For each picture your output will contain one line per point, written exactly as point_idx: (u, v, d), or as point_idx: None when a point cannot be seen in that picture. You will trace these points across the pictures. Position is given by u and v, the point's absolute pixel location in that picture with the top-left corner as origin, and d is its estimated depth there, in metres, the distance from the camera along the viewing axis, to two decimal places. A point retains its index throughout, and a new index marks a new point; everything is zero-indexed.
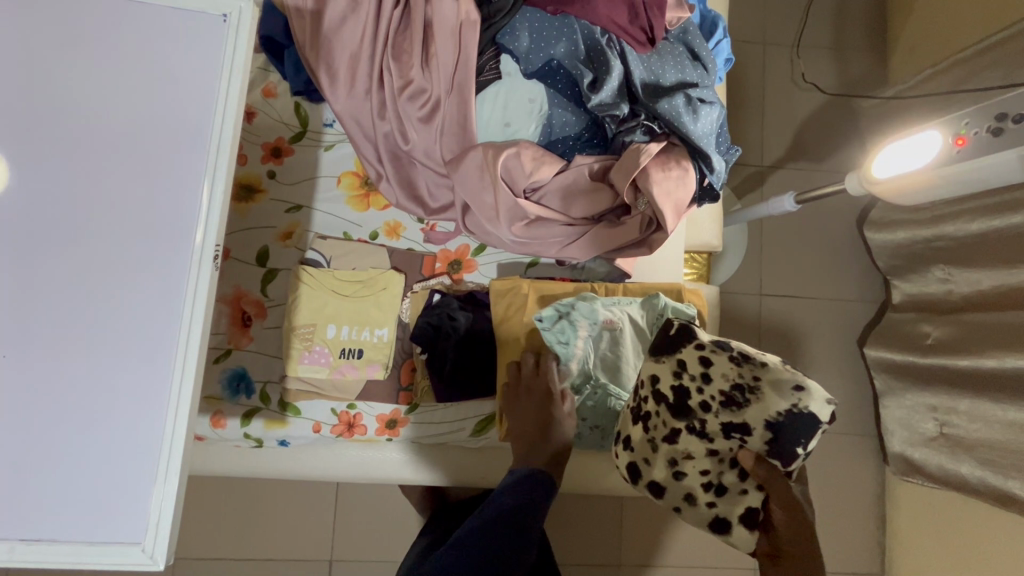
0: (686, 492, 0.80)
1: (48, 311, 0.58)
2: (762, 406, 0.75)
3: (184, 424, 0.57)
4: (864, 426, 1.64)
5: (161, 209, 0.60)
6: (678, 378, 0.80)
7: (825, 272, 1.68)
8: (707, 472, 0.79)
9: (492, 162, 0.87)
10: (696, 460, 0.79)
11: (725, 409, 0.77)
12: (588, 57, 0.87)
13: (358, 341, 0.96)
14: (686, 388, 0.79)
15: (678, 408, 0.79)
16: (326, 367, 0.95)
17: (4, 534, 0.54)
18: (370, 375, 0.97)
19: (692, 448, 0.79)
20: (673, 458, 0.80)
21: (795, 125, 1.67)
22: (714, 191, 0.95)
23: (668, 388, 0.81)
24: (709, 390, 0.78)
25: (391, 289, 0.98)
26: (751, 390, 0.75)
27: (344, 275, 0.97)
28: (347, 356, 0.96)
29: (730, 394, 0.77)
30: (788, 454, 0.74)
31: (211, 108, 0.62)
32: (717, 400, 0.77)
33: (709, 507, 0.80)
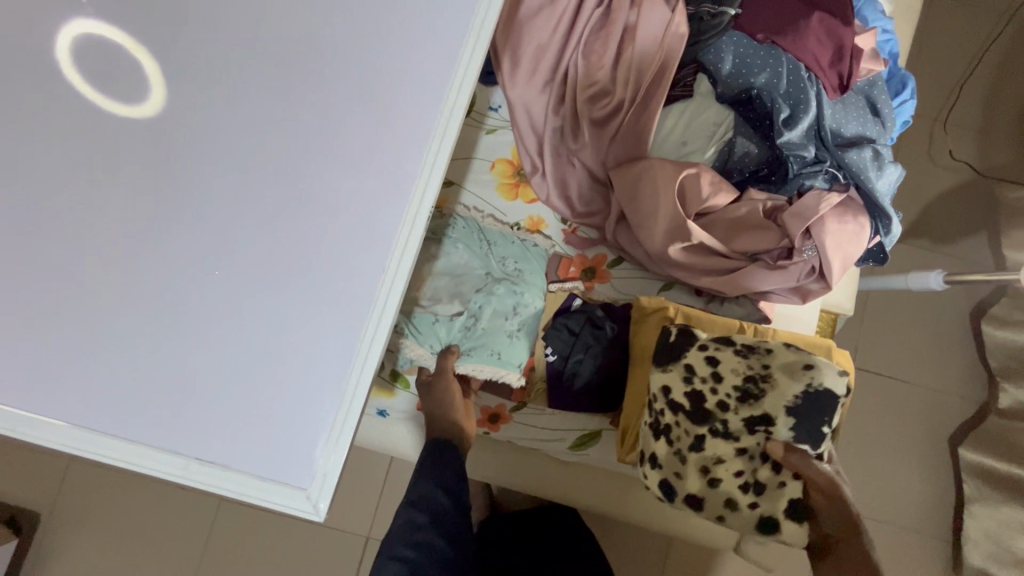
0: (725, 498, 0.77)
1: (261, 239, 0.58)
2: (779, 393, 0.76)
3: (367, 379, 0.56)
4: (941, 530, 1.53)
5: (384, 159, 0.59)
6: (689, 383, 0.79)
7: (928, 359, 1.59)
8: (741, 472, 0.77)
9: (669, 176, 0.85)
10: (728, 463, 0.77)
11: (743, 404, 0.77)
12: (786, 92, 0.84)
13: None
14: (700, 392, 0.79)
15: (696, 414, 0.78)
16: None
17: (181, 449, 0.55)
18: None
19: (720, 452, 0.77)
20: (704, 465, 0.77)
21: (923, 202, 1.60)
22: (881, 253, 0.90)
23: (682, 396, 0.79)
24: (724, 388, 0.78)
25: None
26: (764, 379, 0.77)
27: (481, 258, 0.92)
28: None
29: (744, 387, 0.77)
30: (814, 435, 0.75)
31: (450, 68, 0.60)
32: (733, 398, 0.78)
33: (752, 508, 0.76)
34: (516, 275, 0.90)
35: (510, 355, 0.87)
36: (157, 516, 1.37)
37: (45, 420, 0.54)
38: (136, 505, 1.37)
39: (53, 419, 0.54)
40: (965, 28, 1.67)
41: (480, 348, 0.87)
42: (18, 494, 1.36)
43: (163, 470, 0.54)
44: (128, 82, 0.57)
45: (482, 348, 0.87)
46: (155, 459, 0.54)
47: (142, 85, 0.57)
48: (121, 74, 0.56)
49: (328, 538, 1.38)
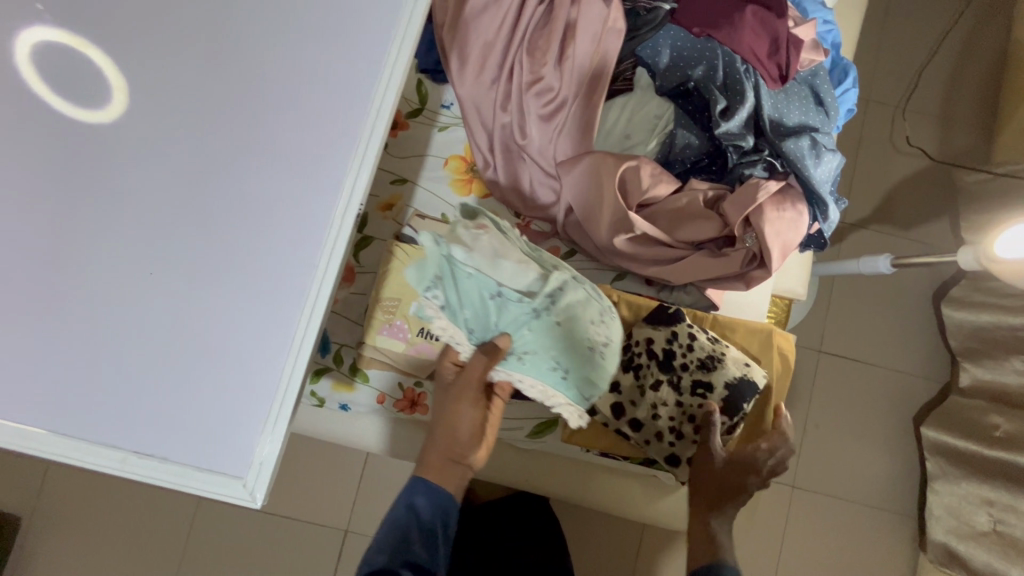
0: (655, 434, 0.84)
1: (196, 240, 0.60)
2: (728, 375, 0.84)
3: (299, 373, 0.58)
4: (907, 507, 1.56)
5: (316, 159, 0.62)
6: (669, 341, 0.85)
7: (892, 342, 1.62)
8: (672, 418, 0.84)
9: (611, 170, 0.87)
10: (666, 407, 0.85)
11: (698, 372, 0.84)
12: (723, 83, 0.87)
13: None
14: (674, 349, 0.85)
15: (664, 364, 0.85)
16: (403, 342, 0.93)
17: (121, 443, 0.57)
18: None
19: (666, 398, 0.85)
20: (654, 403, 0.84)
21: (884, 188, 1.62)
22: (821, 239, 0.93)
23: (660, 348, 0.85)
24: (692, 355, 0.84)
25: None
26: (720, 355, 0.84)
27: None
28: (425, 335, 0.93)
29: (707, 361, 0.84)
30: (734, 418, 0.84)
31: (377, 69, 0.63)
32: (694, 364, 0.84)
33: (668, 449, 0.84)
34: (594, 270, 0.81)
35: (569, 361, 0.76)
36: (136, 515, 1.39)
37: None
38: (115, 507, 1.39)
39: None
40: (922, 16, 1.70)
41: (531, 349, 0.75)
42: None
43: (103, 466, 0.56)
44: (88, 87, 0.59)
45: (545, 351, 0.75)
46: (95, 455, 0.56)
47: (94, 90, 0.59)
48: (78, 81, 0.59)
49: (307, 533, 1.40)
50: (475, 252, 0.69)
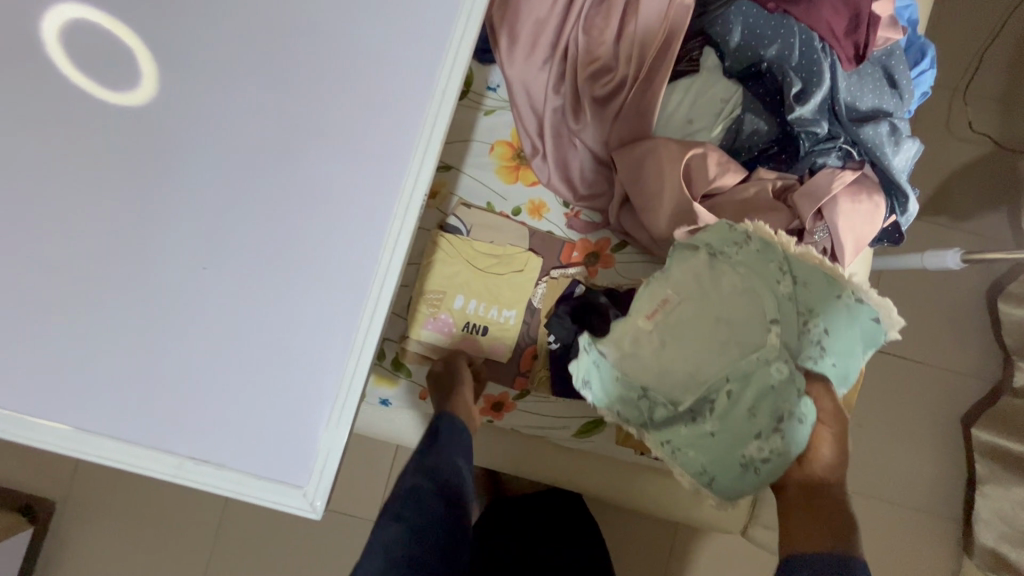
0: None
1: (251, 232, 0.56)
2: None
3: (361, 376, 0.54)
4: (953, 509, 1.51)
5: (375, 144, 0.56)
6: None
7: (942, 339, 1.55)
8: None
9: (676, 157, 0.82)
10: None
11: None
12: (798, 64, 0.80)
13: (485, 317, 0.91)
14: None
15: None
16: (448, 337, 0.91)
17: (175, 448, 0.54)
18: (493, 354, 0.92)
19: None
20: None
21: (940, 176, 1.54)
22: (897, 233, 0.86)
23: None
24: None
25: (528, 270, 0.91)
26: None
27: (484, 247, 0.91)
28: (470, 330, 0.91)
29: None
30: None
31: (440, 43, 0.56)
32: None
33: None
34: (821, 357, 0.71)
35: (711, 462, 0.72)
36: (167, 501, 1.39)
37: (39, 420, 0.53)
38: (147, 493, 1.39)
39: (38, 419, 0.53)
40: None
41: (676, 426, 0.75)
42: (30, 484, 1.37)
43: (156, 470, 0.53)
44: (116, 69, 0.54)
45: (699, 445, 0.73)
46: (148, 459, 0.53)
47: (120, 67, 0.54)
48: (103, 63, 0.54)
49: (336, 524, 1.39)
50: (650, 332, 0.79)
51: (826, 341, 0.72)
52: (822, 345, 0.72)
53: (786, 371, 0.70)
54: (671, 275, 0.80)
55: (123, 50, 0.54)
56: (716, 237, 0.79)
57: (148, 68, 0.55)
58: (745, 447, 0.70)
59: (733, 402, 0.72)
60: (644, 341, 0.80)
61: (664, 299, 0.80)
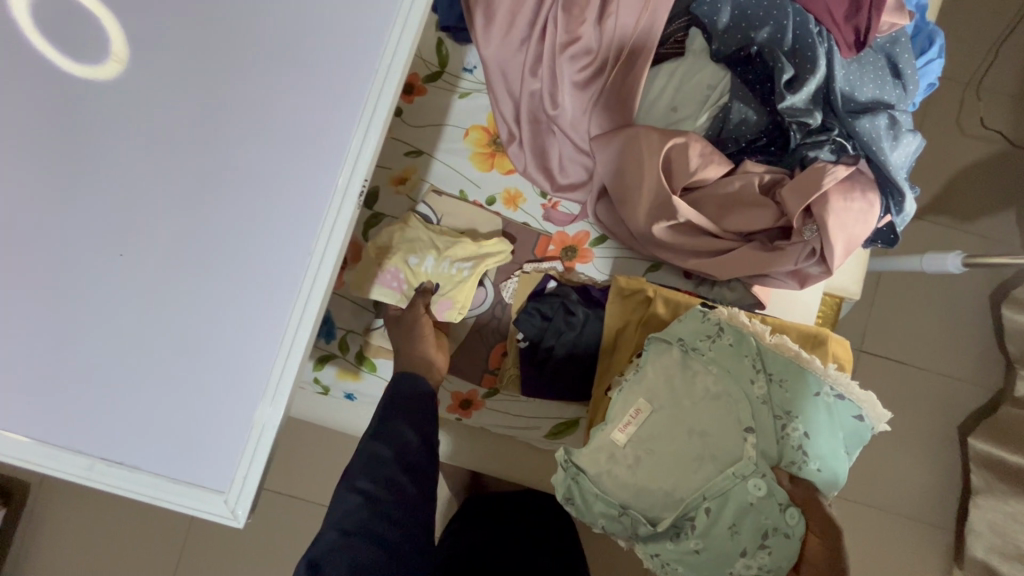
0: None
1: (174, 218, 0.51)
2: None
3: (290, 375, 0.50)
4: (945, 519, 1.46)
5: (312, 126, 0.52)
6: None
7: (941, 345, 1.50)
8: None
9: (656, 147, 0.77)
10: None
11: None
12: (791, 49, 0.75)
13: (439, 274, 0.84)
14: None
15: None
16: (397, 292, 0.84)
17: (86, 448, 0.50)
18: (436, 309, 0.85)
19: None
20: None
21: (947, 174, 1.46)
22: (892, 234, 0.81)
23: None
24: None
25: (494, 255, 0.85)
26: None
27: (450, 230, 0.87)
28: (421, 285, 0.84)
29: None
30: None
31: (386, 19, 0.52)
32: None
33: None
34: (805, 460, 0.65)
35: None
36: None
37: None
38: None
39: None
40: None
41: (663, 545, 0.66)
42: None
43: (68, 472, 0.50)
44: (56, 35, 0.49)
45: (688, 562, 0.66)
46: (56, 461, 0.49)
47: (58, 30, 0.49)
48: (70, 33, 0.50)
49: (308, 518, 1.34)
50: (621, 450, 0.69)
51: (808, 445, 0.66)
52: (804, 450, 0.66)
53: (765, 484, 0.64)
54: (645, 381, 0.71)
55: (82, 15, 0.50)
56: (688, 331, 0.73)
57: (115, 30, 0.50)
58: (733, 563, 0.64)
59: (715, 522, 0.64)
60: (619, 457, 0.69)
61: (636, 410, 0.70)
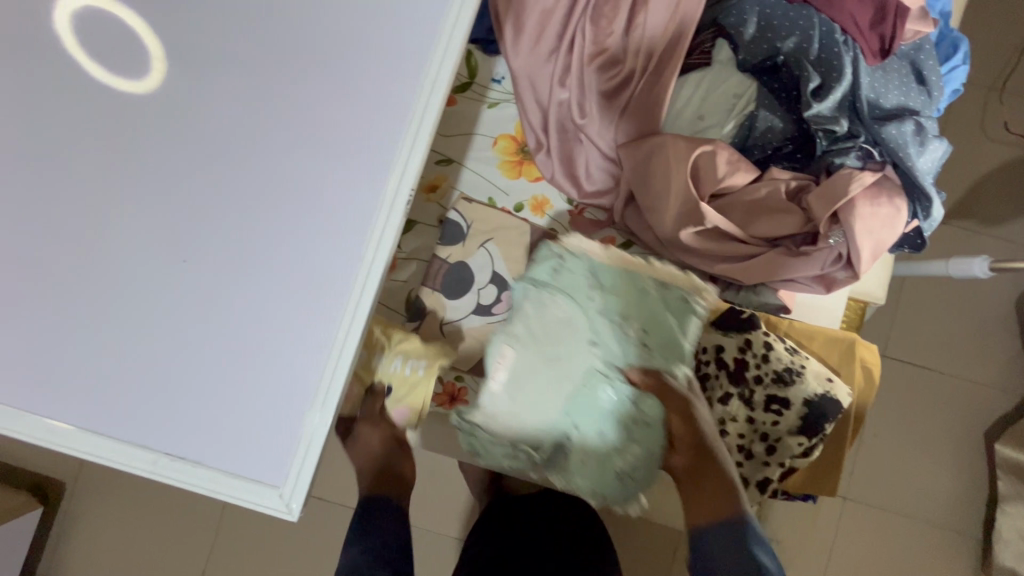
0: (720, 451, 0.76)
1: (233, 227, 0.54)
2: (804, 388, 0.74)
3: (342, 375, 0.53)
4: (972, 527, 1.45)
5: (362, 139, 0.55)
6: (741, 355, 0.76)
7: (967, 350, 1.48)
8: (741, 436, 0.76)
9: (683, 154, 0.79)
10: (735, 424, 0.76)
11: (773, 385, 0.74)
12: (817, 58, 0.76)
13: (387, 376, 0.81)
14: (744, 362, 0.76)
15: (733, 377, 0.76)
16: (349, 400, 0.82)
17: (152, 444, 0.53)
18: (394, 416, 0.82)
19: (735, 412, 0.76)
20: (722, 419, 0.76)
21: (972, 179, 1.46)
22: (920, 238, 0.81)
23: (729, 359, 0.76)
24: (766, 368, 0.75)
25: (436, 351, 0.82)
26: (800, 370, 0.74)
27: (388, 326, 0.82)
28: (369, 395, 0.81)
29: (781, 372, 0.74)
30: (813, 435, 0.74)
31: (431, 37, 0.55)
32: (768, 378, 0.75)
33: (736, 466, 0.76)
34: (642, 349, 0.77)
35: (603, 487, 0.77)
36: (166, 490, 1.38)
37: (18, 412, 0.52)
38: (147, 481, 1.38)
39: (19, 411, 0.52)
40: None
41: (559, 469, 0.78)
42: (9, 458, 1.30)
43: (134, 466, 0.53)
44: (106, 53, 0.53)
45: (587, 470, 0.78)
46: (125, 455, 0.53)
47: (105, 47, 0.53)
48: (113, 51, 0.53)
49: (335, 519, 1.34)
50: (496, 393, 0.78)
51: (645, 339, 0.78)
52: (643, 343, 0.78)
53: (609, 386, 0.77)
54: (538, 319, 0.80)
55: (125, 33, 0.53)
56: (538, 271, 0.81)
57: (154, 48, 0.54)
58: (620, 466, 0.77)
59: (577, 422, 0.77)
60: (512, 399, 0.78)
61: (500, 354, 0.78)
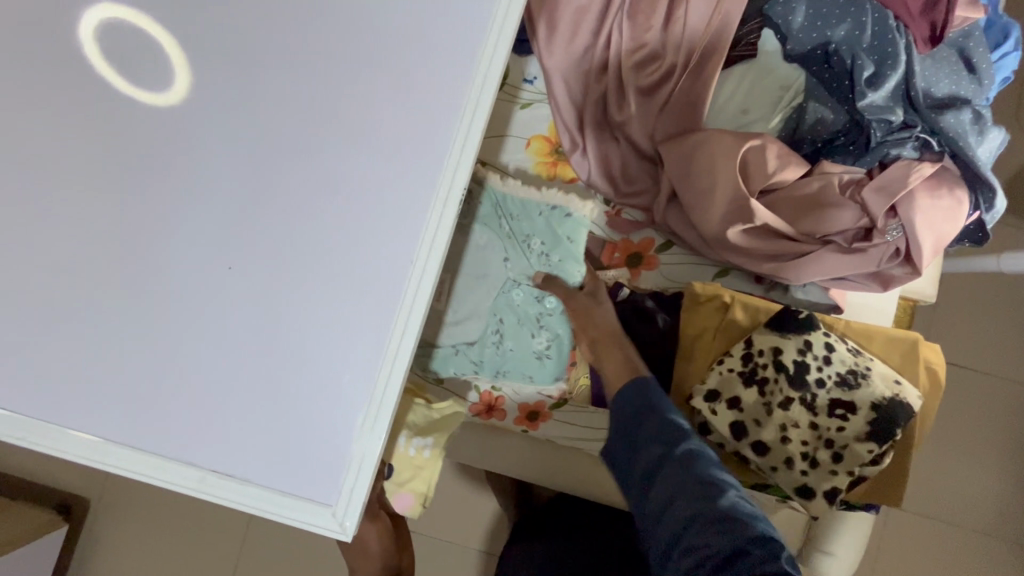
0: (784, 459, 0.72)
1: (279, 231, 0.52)
2: (871, 390, 0.71)
3: (396, 384, 0.50)
4: (1023, 535, 1.38)
5: (410, 135, 0.52)
6: (803, 357, 0.72)
7: (1011, 349, 1.43)
8: (806, 443, 0.72)
9: (730, 150, 0.76)
10: (800, 430, 0.71)
11: (838, 388, 0.71)
12: (871, 45, 0.73)
13: (394, 459, 0.83)
14: (807, 365, 0.72)
15: (796, 381, 0.72)
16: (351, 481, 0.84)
17: (198, 461, 0.50)
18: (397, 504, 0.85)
19: (798, 417, 0.71)
20: (785, 425, 0.71)
21: (1011, 173, 1.41)
22: (983, 232, 0.77)
23: (791, 361, 0.72)
24: (829, 370, 0.72)
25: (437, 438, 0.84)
26: (865, 371, 0.71)
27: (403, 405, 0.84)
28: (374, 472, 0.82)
29: (845, 375, 0.71)
30: (884, 439, 0.70)
31: (482, 30, 0.53)
32: (831, 381, 0.72)
33: (802, 475, 0.71)
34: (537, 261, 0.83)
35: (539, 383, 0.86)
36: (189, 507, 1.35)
37: (59, 429, 0.50)
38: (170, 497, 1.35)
39: (60, 427, 0.50)
40: None
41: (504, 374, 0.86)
42: (33, 475, 1.28)
43: (179, 484, 0.50)
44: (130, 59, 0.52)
45: (526, 369, 0.85)
46: (164, 470, 0.50)
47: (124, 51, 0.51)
48: (134, 52, 0.52)
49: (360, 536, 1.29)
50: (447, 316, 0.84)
51: (547, 252, 0.83)
52: (546, 255, 0.83)
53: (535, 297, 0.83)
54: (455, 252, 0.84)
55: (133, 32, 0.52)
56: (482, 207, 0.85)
57: (167, 38, 0.52)
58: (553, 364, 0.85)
59: (517, 331, 0.84)
60: (459, 316, 0.84)
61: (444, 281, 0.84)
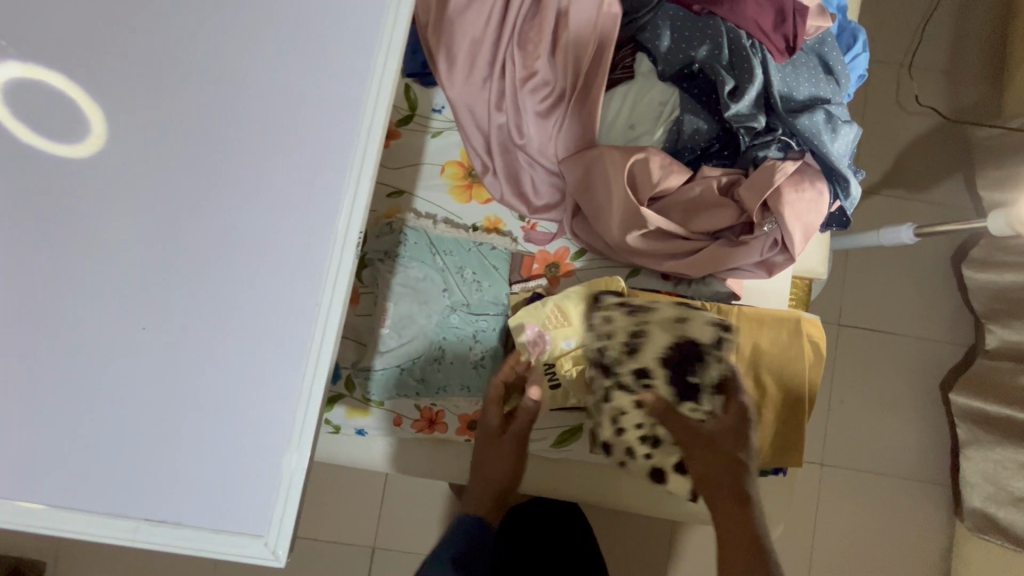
0: (626, 447, 0.81)
1: (189, 286, 0.55)
2: (653, 344, 0.81)
3: (311, 424, 0.54)
4: (939, 474, 1.52)
5: (302, 185, 0.57)
6: (599, 346, 0.83)
7: (914, 310, 1.57)
8: (641, 425, 0.81)
9: (619, 163, 0.83)
10: (629, 416, 0.81)
11: (629, 358, 0.81)
12: (728, 62, 0.83)
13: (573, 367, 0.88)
14: (607, 353, 0.82)
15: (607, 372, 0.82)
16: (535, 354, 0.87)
17: (130, 511, 0.53)
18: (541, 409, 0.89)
19: (623, 404, 0.81)
20: (614, 417, 0.81)
21: (894, 151, 1.55)
22: (844, 216, 0.89)
23: (594, 357, 0.83)
24: (617, 346, 0.82)
25: None
26: (646, 331, 0.81)
27: None
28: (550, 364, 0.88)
29: (629, 343, 0.81)
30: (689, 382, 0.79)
31: (364, 83, 0.57)
32: (623, 355, 0.82)
33: (648, 459, 0.81)
34: (470, 286, 0.91)
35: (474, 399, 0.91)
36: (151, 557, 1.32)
37: None
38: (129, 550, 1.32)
39: None
40: None
41: (439, 394, 0.90)
42: None
43: (114, 535, 0.53)
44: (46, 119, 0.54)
45: (461, 386, 0.90)
46: (97, 523, 0.53)
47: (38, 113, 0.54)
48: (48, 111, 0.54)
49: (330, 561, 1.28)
50: (389, 337, 0.89)
51: (479, 279, 0.92)
52: (478, 283, 0.92)
53: (469, 318, 0.90)
54: (390, 284, 0.90)
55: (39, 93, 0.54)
56: (411, 239, 0.92)
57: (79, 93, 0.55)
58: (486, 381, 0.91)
59: (452, 351, 0.89)
60: (399, 337, 0.89)
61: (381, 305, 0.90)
